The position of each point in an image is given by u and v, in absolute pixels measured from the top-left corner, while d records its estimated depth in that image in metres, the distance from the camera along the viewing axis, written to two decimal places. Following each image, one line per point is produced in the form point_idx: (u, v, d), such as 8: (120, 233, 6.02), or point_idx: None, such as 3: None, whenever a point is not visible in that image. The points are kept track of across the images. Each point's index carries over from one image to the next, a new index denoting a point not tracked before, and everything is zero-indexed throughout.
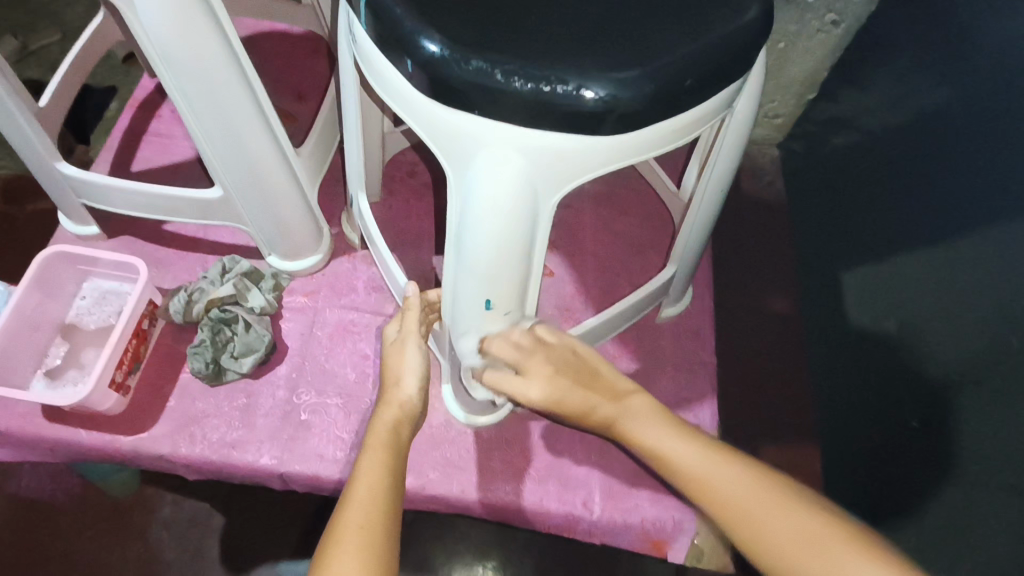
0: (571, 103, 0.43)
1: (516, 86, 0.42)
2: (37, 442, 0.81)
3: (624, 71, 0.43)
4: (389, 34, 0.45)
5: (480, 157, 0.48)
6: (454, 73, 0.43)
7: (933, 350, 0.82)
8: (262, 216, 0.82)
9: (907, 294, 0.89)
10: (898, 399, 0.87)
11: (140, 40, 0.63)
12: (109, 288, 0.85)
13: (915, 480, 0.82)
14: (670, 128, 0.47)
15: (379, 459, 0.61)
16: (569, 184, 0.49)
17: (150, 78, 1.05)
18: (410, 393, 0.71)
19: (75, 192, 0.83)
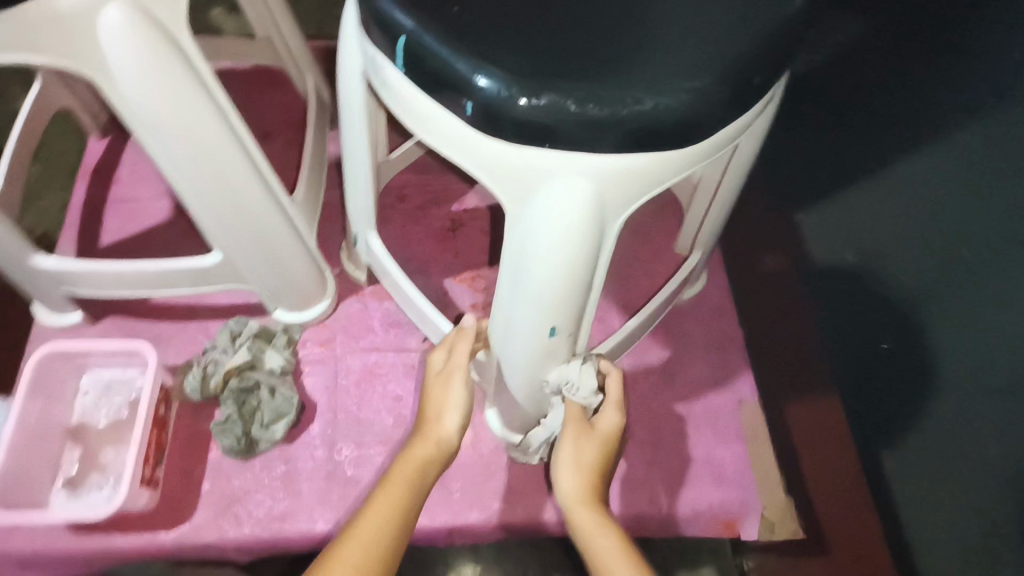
0: (649, 121, 0.41)
1: (590, 112, 0.41)
2: (68, 558, 0.74)
3: (695, 79, 0.41)
4: (442, 78, 0.42)
5: (547, 189, 0.45)
6: (522, 109, 0.41)
7: (900, 275, 0.83)
8: (268, 272, 0.77)
9: (860, 227, 0.91)
10: (874, 323, 0.87)
11: (123, 115, 0.57)
12: (111, 378, 0.78)
13: (907, 406, 0.81)
14: (731, 128, 0.47)
15: (395, 500, 0.60)
16: (638, 201, 0.47)
17: (97, 141, 0.97)
18: (451, 430, 0.68)
19: (54, 283, 0.76)
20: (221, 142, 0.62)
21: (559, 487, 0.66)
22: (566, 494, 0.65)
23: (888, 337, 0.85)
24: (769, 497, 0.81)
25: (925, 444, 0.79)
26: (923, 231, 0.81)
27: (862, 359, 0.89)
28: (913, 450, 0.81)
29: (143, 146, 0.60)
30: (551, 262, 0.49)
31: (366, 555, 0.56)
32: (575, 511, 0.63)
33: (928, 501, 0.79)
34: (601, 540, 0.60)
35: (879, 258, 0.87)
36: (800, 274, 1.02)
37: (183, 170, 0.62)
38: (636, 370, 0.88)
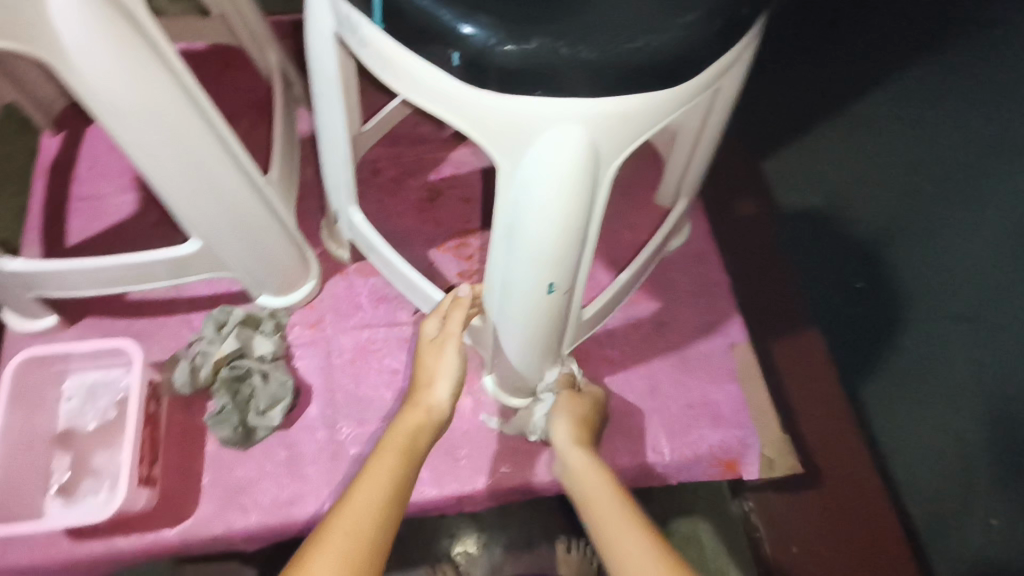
0: (642, 60, 0.41)
1: (582, 54, 0.40)
2: (71, 566, 0.73)
3: (686, 15, 0.41)
4: (425, 29, 0.41)
5: (540, 139, 0.44)
6: (512, 57, 0.40)
7: (862, 216, 1.01)
8: (248, 257, 0.75)
9: (827, 171, 1.05)
10: (845, 266, 0.99)
11: (81, 99, 0.54)
12: (95, 380, 0.76)
13: (877, 332, 0.94)
14: (718, 65, 0.46)
15: (391, 459, 0.58)
16: (631, 146, 0.47)
17: (51, 137, 0.92)
18: (441, 399, 0.68)
19: (23, 287, 0.73)
20: (189, 121, 0.59)
21: (554, 438, 0.69)
22: (561, 443, 0.68)
23: (859, 278, 0.98)
24: (767, 434, 0.83)
25: (896, 367, 0.92)
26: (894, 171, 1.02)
27: (841, 298, 0.98)
28: (889, 381, 0.92)
29: (106, 131, 0.57)
30: (549, 214, 0.48)
31: (371, 501, 0.52)
32: (567, 456, 0.66)
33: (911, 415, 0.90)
34: (587, 475, 0.63)
35: (842, 203, 1.02)
36: (777, 223, 1.05)
37: (152, 154, 0.59)
38: (628, 324, 0.88)
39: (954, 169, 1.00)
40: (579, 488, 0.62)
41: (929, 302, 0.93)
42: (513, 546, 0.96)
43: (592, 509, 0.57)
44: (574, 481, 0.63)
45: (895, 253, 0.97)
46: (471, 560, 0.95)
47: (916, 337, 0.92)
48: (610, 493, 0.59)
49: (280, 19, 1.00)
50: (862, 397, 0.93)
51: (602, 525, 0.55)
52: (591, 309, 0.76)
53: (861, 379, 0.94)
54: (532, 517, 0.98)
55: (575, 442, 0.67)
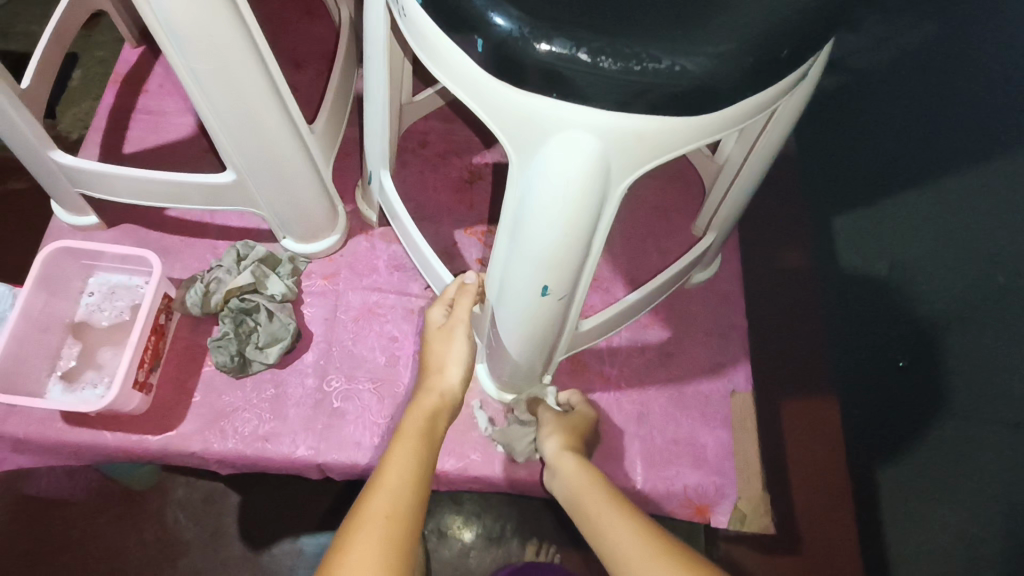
0: (663, 83, 0.40)
1: (603, 65, 0.39)
2: (59, 447, 0.77)
3: (718, 45, 0.40)
4: (457, 10, 0.41)
5: (551, 141, 0.44)
6: (532, 55, 0.39)
7: (925, 296, 0.91)
8: (279, 199, 0.78)
9: (904, 241, 0.95)
10: (890, 341, 0.93)
11: (148, 19, 0.57)
12: (118, 282, 0.80)
13: (914, 418, 0.88)
14: (750, 103, 0.45)
15: (408, 453, 0.59)
16: (644, 167, 0.46)
17: (131, 49, 0.98)
18: (453, 381, 0.71)
19: (70, 182, 0.78)
20: (242, 58, 0.61)
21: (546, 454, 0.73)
22: (550, 454, 0.72)
23: (902, 354, 0.91)
24: (747, 488, 0.81)
25: (926, 454, 0.87)
26: (973, 259, 0.89)
27: (866, 366, 0.94)
28: (907, 468, 0.88)
29: (164, 52, 0.59)
30: (549, 217, 0.48)
31: (397, 489, 0.54)
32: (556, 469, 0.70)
33: (914, 504, 0.87)
34: (578, 479, 0.66)
35: (908, 275, 0.93)
36: (823, 279, 1.01)
37: (203, 83, 0.62)
38: (632, 347, 0.87)
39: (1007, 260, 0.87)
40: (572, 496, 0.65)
41: (974, 392, 0.85)
42: (485, 536, 0.97)
43: (587, 512, 0.61)
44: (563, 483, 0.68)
45: (957, 337, 0.87)
46: (439, 540, 0.97)
47: (956, 425, 0.86)
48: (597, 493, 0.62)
49: None
50: (877, 479, 0.90)
51: (598, 524, 0.58)
52: (593, 323, 0.75)
53: (881, 460, 0.90)
54: (509, 513, 0.98)
55: (563, 450, 0.71)
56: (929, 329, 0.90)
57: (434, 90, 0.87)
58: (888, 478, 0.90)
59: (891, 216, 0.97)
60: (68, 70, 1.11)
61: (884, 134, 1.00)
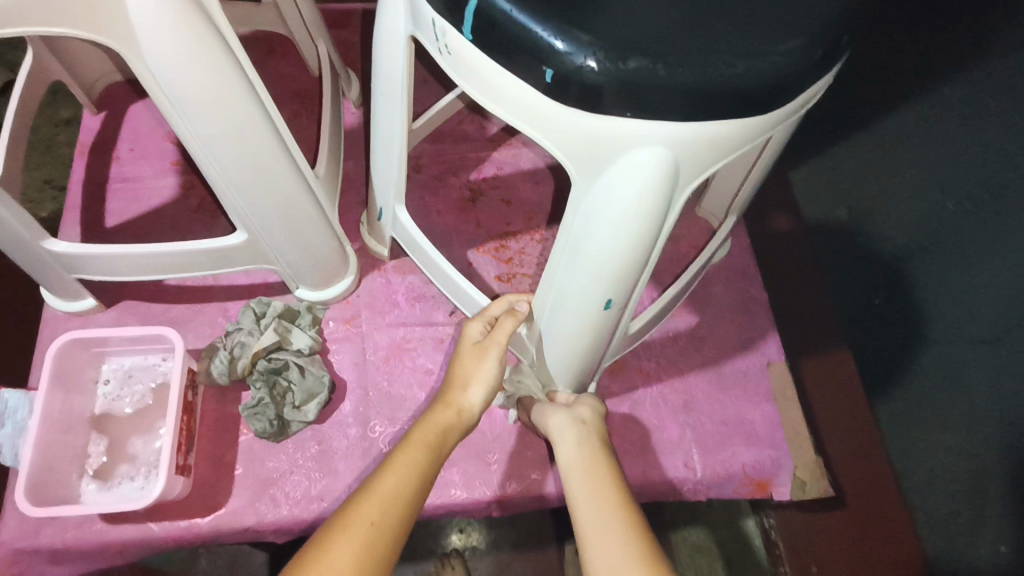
0: (741, 87, 0.40)
1: (681, 79, 0.39)
2: (101, 549, 0.73)
3: (786, 43, 0.40)
4: (519, 44, 0.40)
5: (624, 158, 0.44)
6: (608, 77, 0.39)
7: (889, 231, 1.02)
8: (292, 251, 0.74)
9: (861, 185, 1.06)
10: (865, 282, 1.00)
11: (149, 89, 0.53)
12: (133, 365, 0.76)
13: (904, 352, 0.94)
14: (806, 92, 0.45)
15: (414, 458, 0.57)
16: (711, 170, 0.46)
17: (92, 116, 0.92)
18: (473, 402, 0.66)
19: (64, 267, 0.73)
20: (251, 114, 0.58)
21: (580, 412, 0.68)
22: (581, 416, 0.67)
23: (881, 291, 0.98)
24: (801, 456, 0.82)
25: (915, 385, 0.93)
26: (930, 189, 1.02)
27: (852, 308, 0.99)
28: (903, 400, 0.92)
29: (168, 120, 0.56)
30: (620, 233, 0.48)
31: (390, 495, 0.53)
32: (576, 432, 0.65)
33: (917, 433, 0.91)
34: (587, 457, 0.60)
35: (869, 214, 1.04)
36: (814, 237, 1.05)
37: (210, 146, 0.58)
38: (664, 337, 0.88)
39: (978, 191, 1.00)
40: (573, 475, 0.59)
41: (945, 320, 0.94)
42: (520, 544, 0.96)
43: (586, 485, 0.57)
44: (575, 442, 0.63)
45: (923, 269, 0.98)
46: (479, 555, 0.96)
47: (935, 354, 0.93)
48: (606, 483, 0.57)
49: (328, 7, 0.98)
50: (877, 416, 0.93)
51: (598, 527, 0.52)
52: (640, 322, 0.74)
53: (877, 396, 0.93)
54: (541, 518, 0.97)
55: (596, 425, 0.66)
56: (894, 263, 0.99)
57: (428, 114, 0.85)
58: (889, 413, 0.92)
59: (851, 166, 1.07)
60: None
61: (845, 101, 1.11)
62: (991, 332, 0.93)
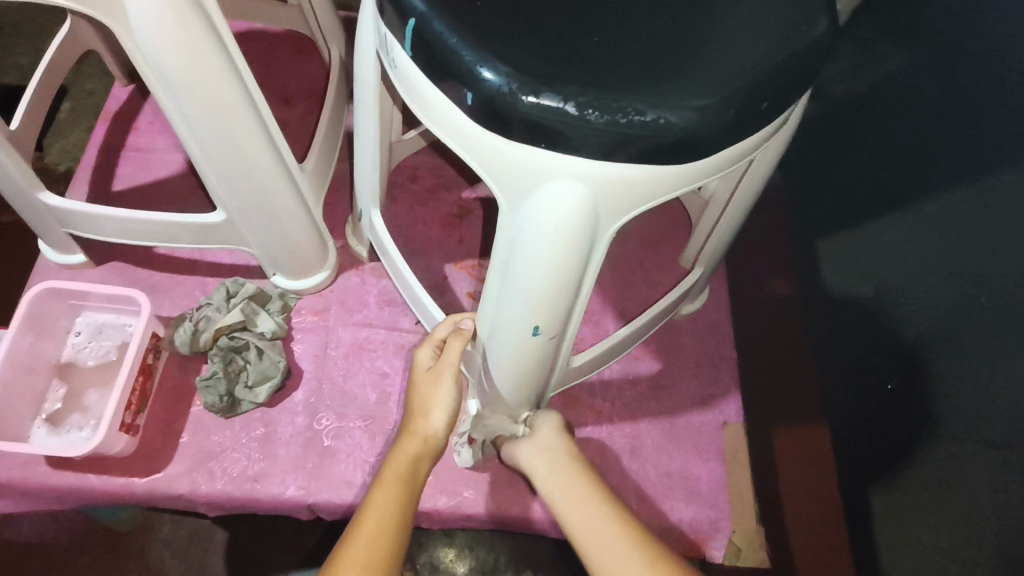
0: (651, 134, 0.41)
1: (590, 117, 0.40)
2: (42, 492, 0.76)
3: (700, 98, 0.41)
4: (448, 66, 0.42)
5: (541, 189, 0.45)
6: (521, 107, 0.40)
7: (914, 315, 0.74)
8: (268, 239, 0.77)
9: (882, 257, 0.81)
10: (875, 366, 0.80)
11: (139, 67, 0.57)
12: (105, 321, 0.80)
13: (898, 449, 0.75)
14: (731, 150, 0.46)
15: (392, 492, 0.60)
16: (631, 213, 0.47)
17: (122, 87, 0.98)
18: (436, 426, 0.69)
19: (58, 222, 0.77)
20: (233, 103, 0.61)
21: (540, 429, 0.73)
22: (542, 432, 0.73)
23: (891, 376, 0.77)
24: (740, 521, 0.80)
25: (912, 479, 0.73)
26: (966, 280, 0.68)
27: (857, 401, 0.82)
28: (893, 492, 0.75)
29: (155, 98, 0.60)
30: (539, 263, 0.49)
31: (376, 530, 0.56)
32: (547, 456, 0.70)
33: (904, 530, 0.74)
34: (570, 473, 0.68)
35: (892, 296, 0.78)
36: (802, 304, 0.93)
37: (192, 127, 0.62)
38: (623, 380, 0.87)
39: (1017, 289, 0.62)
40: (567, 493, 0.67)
41: (966, 420, 0.67)
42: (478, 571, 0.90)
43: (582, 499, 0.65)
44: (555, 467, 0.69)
45: (946, 361, 0.70)
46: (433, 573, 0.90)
47: (938, 452, 0.70)
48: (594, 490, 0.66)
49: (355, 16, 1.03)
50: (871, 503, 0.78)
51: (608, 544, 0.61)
52: (581, 359, 0.75)
53: (874, 483, 0.78)
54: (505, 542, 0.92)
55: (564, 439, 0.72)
56: (912, 350, 0.74)
57: (417, 133, 0.88)
58: (881, 502, 0.77)
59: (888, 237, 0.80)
60: (58, 99, 1.11)
61: (829, 173, 0.91)
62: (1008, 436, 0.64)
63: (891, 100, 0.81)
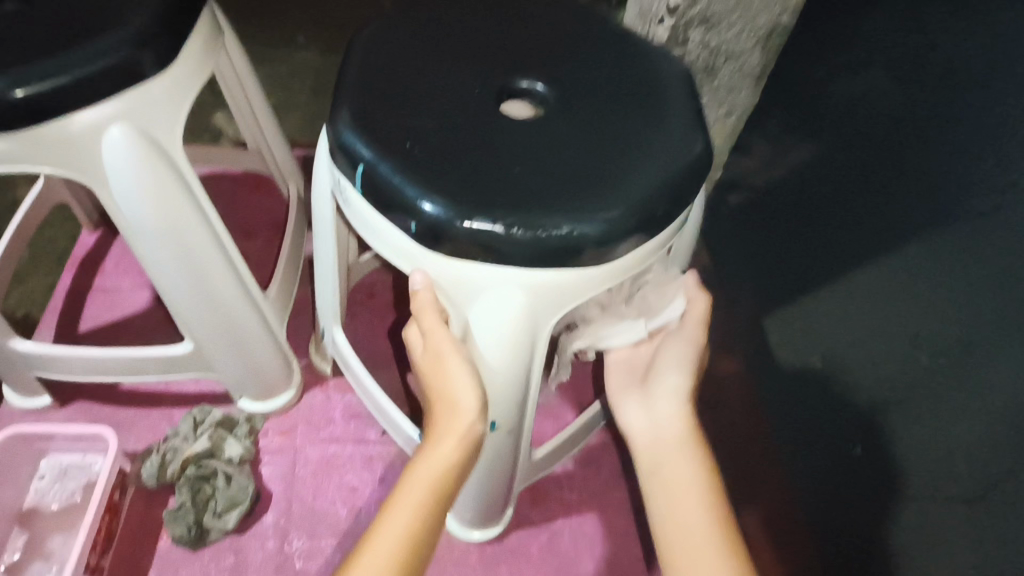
0: (568, 243, 0.48)
1: (515, 233, 0.47)
2: None
3: (606, 211, 0.49)
4: (394, 200, 0.50)
5: (482, 294, 0.52)
6: (457, 230, 0.48)
7: (864, 378, 0.75)
8: (236, 365, 0.81)
9: (835, 331, 0.81)
10: (839, 431, 0.80)
11: (116, 220, 0.63)
12: (69, 462, 0.80)
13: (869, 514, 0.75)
14: (644, 249, 0.54)
15: (407, 524, 0.49)
16: (565, 309, 0.53)
17: (89, 234, 1.03)
18: (469, 409, 0.53)
19: (25, 367, 0.80)
20: (202, 243, 0.67)
21: (665, 382, 0.61)
22: (675, 384, 0.61)
23: (858, 445, 0.76)
24: None
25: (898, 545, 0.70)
26: (907, 339, 0.67)
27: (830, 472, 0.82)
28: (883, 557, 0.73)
29: (129, 247, 0.65)
30: (488, 361, 0.54)
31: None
32: (649, 425, 0.60)
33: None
34: (684, 460, 0.57)
35: (842, 364, 0.79)
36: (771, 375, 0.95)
37: (164, 269, 0.67)
38: (586, 470, 0.91)
39: (952, 348, 0.60)
40: (663, 457, 0.57)
41: (930, 476, 0.65)
42: None
43: (671, 487, 0.56)
44: (659, 402, 0.61)
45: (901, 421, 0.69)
46: None
47: (914, 510, 0.68)
48: (696, 489, 0.55)
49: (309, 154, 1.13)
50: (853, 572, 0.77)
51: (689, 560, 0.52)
52: (543, 452, 0.78)
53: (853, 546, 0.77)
54: None
55: (688, 372, 0.61)
56: (871, 412, 0.74)
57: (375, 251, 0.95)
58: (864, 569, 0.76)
59: (822, 310, 0.83)
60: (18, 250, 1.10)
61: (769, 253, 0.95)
62: (970, 487, 0.61)
63: (799, 189, 0.85)
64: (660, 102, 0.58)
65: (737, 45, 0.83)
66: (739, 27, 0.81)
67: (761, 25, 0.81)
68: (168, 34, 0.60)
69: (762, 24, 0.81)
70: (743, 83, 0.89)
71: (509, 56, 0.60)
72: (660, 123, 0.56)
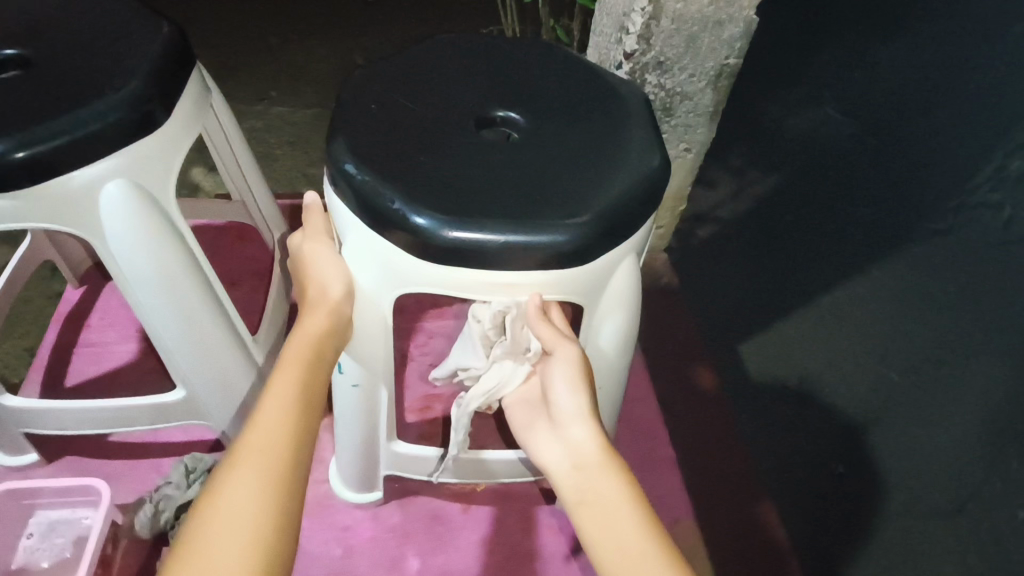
0: (422, 231, 0.56)
1: (378, 196, 0.57)
2: None
3: (538, 221, 0.56)
4: (333, 154, 0.61)
5: (354, 241, 0.62)
6: (350, 179, 0.58)
7: None
8: (228, 411, 0.82)
9: None
10: None
11: (112, 269, 0.66)
12: (59, 518, 0.79)
13: None
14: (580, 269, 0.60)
15: (292, 379, 0.54)
16: (412, 289, 0.61)
17: (73, 289, 1.05)
18: (335, 294, 0.63)
19: (13, 422, 0.80)
20: (195, 291, 0.70)
21: (562, 409, 0.59)
22: (570, 410, 0.59)
23: None
24: None
25: None
26: None
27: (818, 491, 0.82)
28: None
29: (124, 295, 0.68)
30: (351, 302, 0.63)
31: (273, 424, 0.49)
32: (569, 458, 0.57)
33: None
34: (591, 475, 0.55)
35: None
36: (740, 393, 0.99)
37: (158, 316, 0.69)
38: None
39: None
40: (581, 475, 0.55)
41: None
42: None
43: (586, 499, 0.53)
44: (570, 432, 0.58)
45: None
46: None
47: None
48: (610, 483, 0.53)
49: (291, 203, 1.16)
50: None
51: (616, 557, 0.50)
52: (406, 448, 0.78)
53: None
54: None
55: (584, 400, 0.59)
56: None
57: None
58: None
59: None
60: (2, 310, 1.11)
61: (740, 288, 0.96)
62: None
63: None
64: (615, 142, 0.65)
65: (687, 87, 0.92)
66: (690, 70, 0.89)
67: (709, 67, 0.89)
68: (159, 89, 0.63)
69: (710, 66, 0.89)
70: (698, 121, 0.96)
71: (475, 109, 0.66)
72: (615, 162, 0.63)
